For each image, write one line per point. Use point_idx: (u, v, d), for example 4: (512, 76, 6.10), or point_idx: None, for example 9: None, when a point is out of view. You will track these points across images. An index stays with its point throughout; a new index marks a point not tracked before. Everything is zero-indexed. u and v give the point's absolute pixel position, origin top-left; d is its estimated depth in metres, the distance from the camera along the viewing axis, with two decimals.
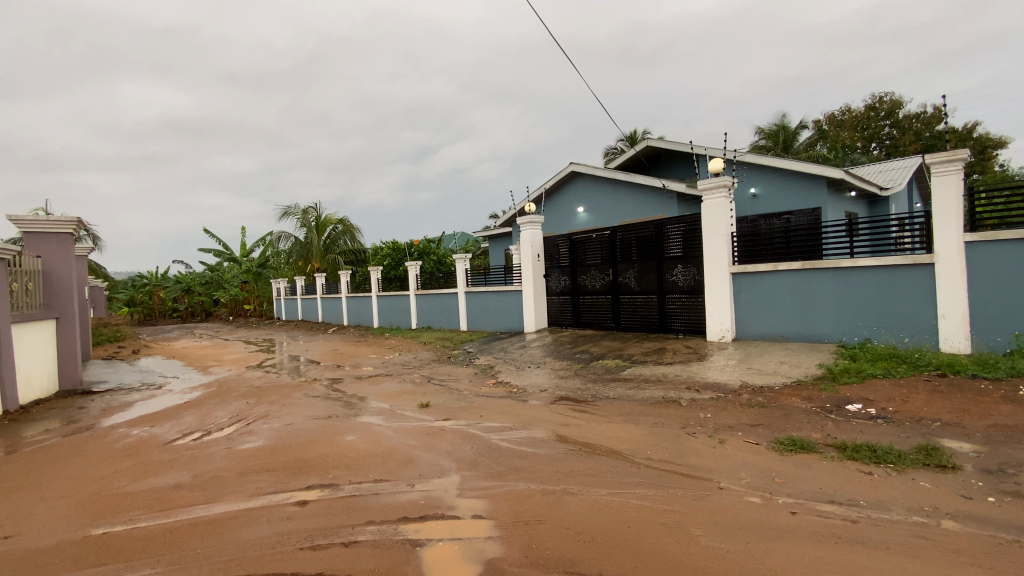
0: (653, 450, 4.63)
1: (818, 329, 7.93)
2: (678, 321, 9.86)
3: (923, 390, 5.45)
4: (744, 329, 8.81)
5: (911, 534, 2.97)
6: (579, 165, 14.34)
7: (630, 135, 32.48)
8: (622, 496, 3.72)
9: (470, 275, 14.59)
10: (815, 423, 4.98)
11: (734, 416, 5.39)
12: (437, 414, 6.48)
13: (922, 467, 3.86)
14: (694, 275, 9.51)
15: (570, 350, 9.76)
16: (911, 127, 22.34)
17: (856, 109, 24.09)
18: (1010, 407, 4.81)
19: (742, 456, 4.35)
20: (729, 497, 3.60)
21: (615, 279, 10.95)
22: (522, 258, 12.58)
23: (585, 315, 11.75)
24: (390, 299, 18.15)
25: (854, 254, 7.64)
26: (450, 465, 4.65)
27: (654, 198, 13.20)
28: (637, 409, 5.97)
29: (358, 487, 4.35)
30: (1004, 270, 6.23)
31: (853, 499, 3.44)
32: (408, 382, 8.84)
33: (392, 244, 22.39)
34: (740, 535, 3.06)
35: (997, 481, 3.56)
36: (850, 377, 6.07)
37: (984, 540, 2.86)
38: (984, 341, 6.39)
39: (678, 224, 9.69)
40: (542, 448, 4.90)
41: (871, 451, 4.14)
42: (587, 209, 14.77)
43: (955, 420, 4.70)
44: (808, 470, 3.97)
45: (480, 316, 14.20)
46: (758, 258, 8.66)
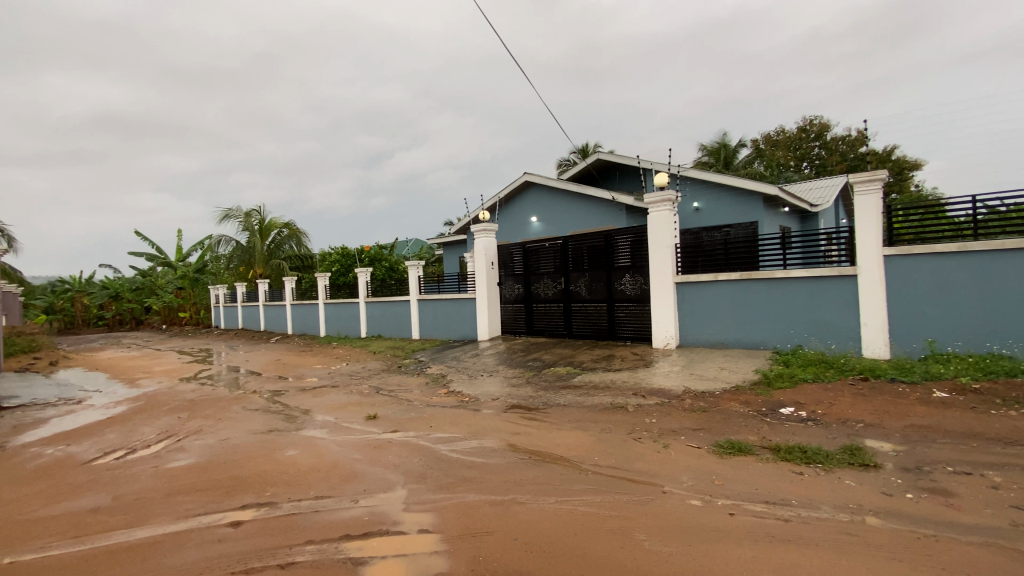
0: (601, 456, 4.68)
1: (755, 336, 8.35)
2: (627, 329, 10.10)
3: (847, 393, 5.84)
4: (688, 337, 9.15)
5: (838, 530, 3.15)
6: (533, 175, 14.49)
7: (581, 146, 33.25)
8: (569, 503, 3.73)
9: (423, 282, 14.39)
10: (752, 426, 5.21)
11: (677, 421, 5.56)
12: (384, 426, 6.29)
13: (847, 466, 4.11)
14: (642, 284, 9.79)
15: (522, 358, 9.79)
16: (838, 148, 24.12)
17: (789, 130, 25.74)
18: (922, 409, 5.22)
19: (685, 459, 4.48)
20: (673, 501, 3.69)
21: (567, 288, 11.11)
22: (475, 266, 12.52)
23: (537, 323, 11.84)
24: (339, 307, 17.59)
25: (787, 266, 8.10)
26: (397, 478, 4.52)
27: (604, 209, 13.52)
28: (587, 416, 6.05)
29: (298, 505, 4.13)
30: (917, 282, 6.81)
31: (785, 499, 3.62)
32: (355, 393, 8.55)
33: (342, 250, 21.63)
34: (681, 538, 3.14)
35: (914, 478, 3.84)
36: (783, 382, 6.42)
37: (905, 535, 3.06)
38: (901, 347, 6.95)
39: (627, 234, 9.97)
40: (491, 458, 4.85)
41: (802, 452, 4.38)
42: (540, 219, 14.93)
43: (876, 422, 5.05)
44: (745, 471, 4.15)
45: (433, 324, 13.99)
46: (700, 268, 9.02)
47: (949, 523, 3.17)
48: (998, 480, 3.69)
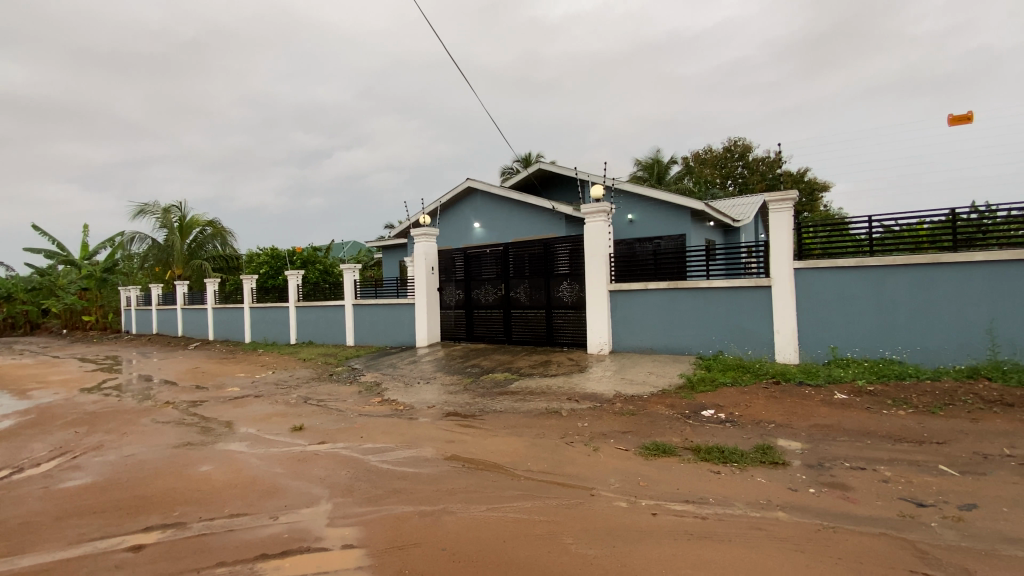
0: (534, 462, 4.72)
1: (681, 342, 8.78)
2: (564, 335, 10.30)
3: (761, 396, 6.28)
4: (620, 342, 9.46)
5: (749, 526, 3.35)
6: (476, 181, 14.48)
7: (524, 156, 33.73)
8: (500, 511, 3.72)
9: (359, 287, 13.95)
10: (677, 428, 5.47)
11: (608, 424, 5.72)
12: (311, 437, 6.01)
13: (759, 464, 4.40)
14: (579, 292, 10.04)
15: (460, 364, 9.73)
16: (758, 169, 26.00)
17: (716, 150, 27.47)
18: (825, 409, 5.71)
19: (613, 462, 4.60)
20: (600, 503, 3.78)
21: (507, 294, 11.17)
22: (415, 271, 12.27)
23: (476, 329, 11.80)
24: (267, 311, 16.65)
25: (710, 276, 8.60)
26: (322, 492, 4.31)
27: (544, 218, 13.75)
28: (522, 421, 6.08)
29: (210, 524, 3.84)
30: (822, 294, 7.46)
31: (703, 497, 3.82)
32: (280, 403, 8.09)
33: (271, 251, 20.54)
34: (607, 540, 3.21)
35: (817, 473, 4.18)
36: (705, 386, 6.78)
37: (807, 527, 3.32)
38: (808, 353, 7.58)
39: (565, 242, 10.19)
40: (423, 467, 4.75)
41: (720, 452, 4.64)
42: (482, 225, 14.94)
43: (785, 422, 5.45)
44: (668, 471, 4.34)
45: (369, 330, 13.58)
46: (632, 277, 9.37)
47: (846, 515, 3.46)
48: (887, 474, 4.09)
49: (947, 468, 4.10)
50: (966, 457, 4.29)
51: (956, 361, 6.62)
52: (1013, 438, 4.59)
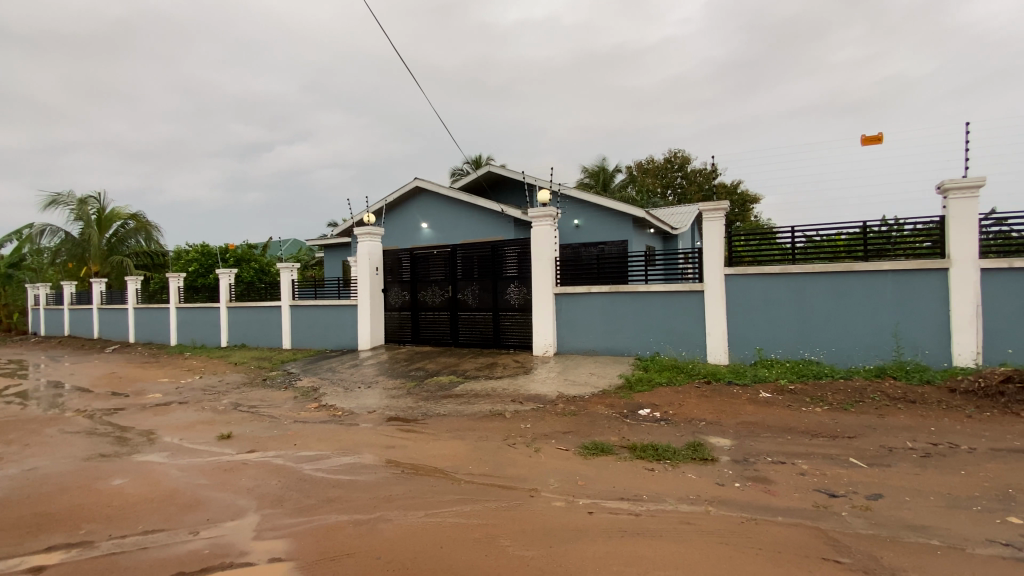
0: (475, 465, 4.69)
1: (622, 344, 9.04)
2: (511, 337, 10.35)
3: (695, 395, 6.57)
4: (563, 344, 9.62)
5: (680, 521, 3.49)
6: (424, 180, 14.28)
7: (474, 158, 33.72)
8: (438, 516, 3.66)
9: (298, 287, 13.37)
10: (615, 427, 5.63)
11: (550, 425, 5.79)
12: (240, 446, 5.68)
13: (691, 461, 4.60)
14: (526, 294, 10.12)
15: (404, 367, 9.53)
16: (696, 180, 27.29)
17: (657, 160, 28.59)
18: (751, 407, 6.05)
19: (554, 462, 4.66)
20: (539, 504, 3.81)
21: (454, 296, 11.09)
22: (358, 271, 11.86)
23: (422, 331, 11.61)
24: (196, 312, 15.63)
25: (649, 280, 8.92)
26: (250, 503, 4.09)
27: (493, 220, 13.77)
28: (464, 424, 6.04)
29: (121, 542, 3.54)
30: (750, 298, 7.93)
31: (637, 494, 3.93)
32: (207, 410, 7.60)
33: (202, 248, 19.28)
34: (544, 540, 3.24)
35: (742, 468, 4.42)
36: (643, 386, 7.02)
37: (732, 520, 3.49)
38: (737, 354, 8.02)
39: (513, 245, 10.25)
40: (361, 474, 4.60)
41: (654, 450, 4.81)
42: (430, 226, 14.75)
43: (715, 419, 5.73)
44: (606, 470, 4.44)
45: (308, 332, 13.03)
46: (576, 280, 9.55)
47: (766, 507, 3.68)
48: (804, 467, 4.38)
49: (856, 460, 4.45)
50: (873, 450, 4.68)
51: (866, 361, 7.22)
52: (912, 431, 5.06)
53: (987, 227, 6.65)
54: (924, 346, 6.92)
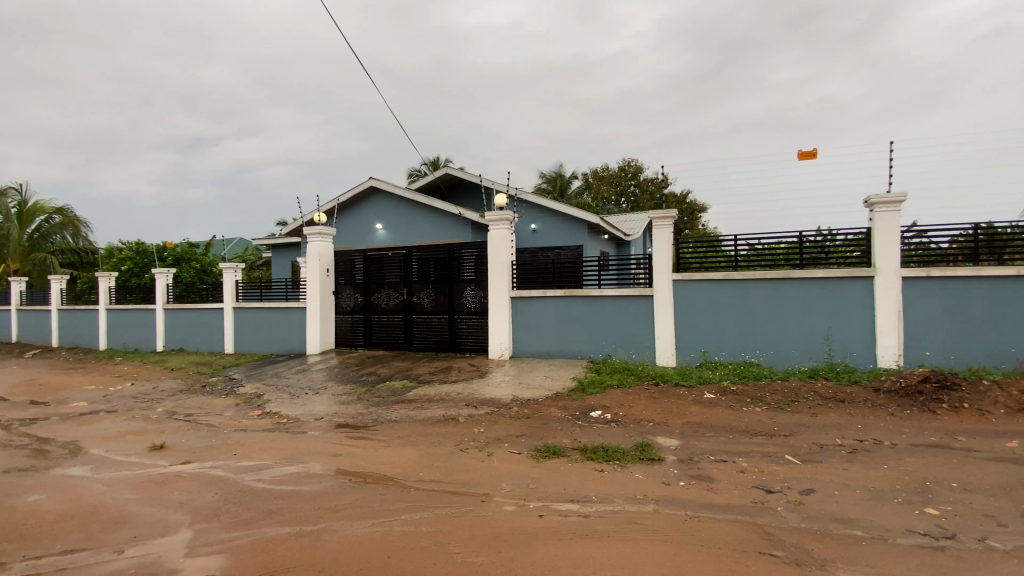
0: (425, 471, 4.61)
1: (575, 347, 9.17)
2: (467, 340, 10.29)
3: (644, 397, 6.74)
4: (519, 347, 9.66)
5: (627, 520, 3.56)
6: (379, 181, 13.99)
7: (432, 159, 33.42)
8: (386, 525, 3.58)
9: (242, 288, 12.76)
10: (567, 429, 5.68)
11: (503, 429, 5.79)
12: (174, 457, 5.34)
13: (639, 461, 4.71)
14: (482, 298, 10.09)
15: (355, 372, 9.28)
16: (648, 189, 28.14)
17: (612, 168, 29.29)
18: (697, 407, 6.29)
19: (506, 466, 4.65)
20: (490, 509, 3.79)
21: (408, 299, 10.91)
22: (308, 272, 11.44)
23: (374, 335, 11.35)
24: (129, 314, 14.63)
25: (603, 285, 9.09)
26: (183, 518, 3.85)
27: (450, 223, 13.66)
28: (416, 430, 5.94)
29: (33, 565, 3.24)
30: (695, 303, 8.24)
31: (587, 495, 3.99)
32: (138, 419, 7.10)
33: (137, 246, 18.09)
34: (493, 546, 3.22)
35: (686, 467, 4.57)
36: (595, 388, 7.14)
37: (678, 518, 3.60)
38: (684, 356, 8.31)
39: (470, 248, 10.21)
40: (306, 484, 4.42)
41: (604, 451, 4.90)
42: (385, 227, 14.46)
43: (663, 420, 5.91)
44: (556, 473, 4.48)
45: (252, 336, 12.46)
46: (532, 284, 9.62)
47: (708, 505, 3.81)
48: (744, 465, 4.58)
49: (791, 457, 4.70)
50: (807, 447, 4.95)
51: (801, 363, 7.65)
52: (841, 429, 5.40)
53: (909, 239, 7.19)
54: (853, 348, 7.40)
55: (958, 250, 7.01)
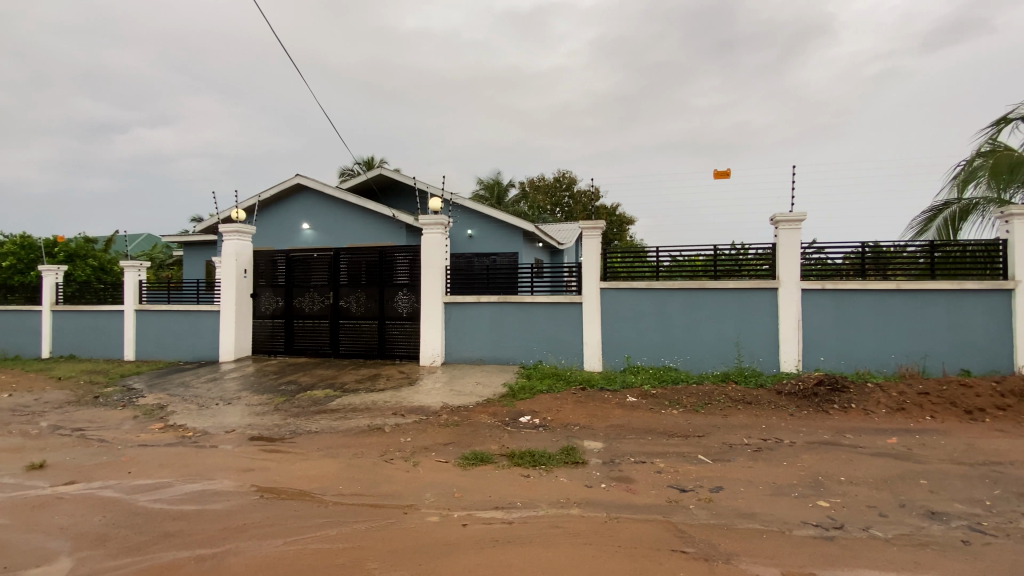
0: (345, 484, 4.42)
1: (506, 353, 9.23)
2: (397, 346, 10.04)
3: (571, 401, 6.89)
4: (450, 353, 9.56)
5: (550, 525, 3.61)
6: (306, 179, 13.37)
7: (367, 159, 32.51)
8: (299, 543, 3.38)
9: (148, 289, 11.68)
10: (496, 435, 5.68)
11: (430, 437, 5.68)
12: (57, 478, 4.75)
13: (564, 465, 4.81)
14: (414, 302, 9.90)
15: (273, 380, 8.75)
16: (582, 200, 29.02)
17: (548, 179, 29.93)
18: (620, 411, 6.51)
19: (431, 476, 4.57)
20: (412, 521, 3.70)
21: (336, 303, 10.48)
22: (224, 273, 10.66)
23: (297, 340, 10.79)
24: (8, 316, 12.91)
25: (535, 292, 9.19)
26: (62, 545, 3.43)
27: (382, 225, 13.32)
28: (338, 441, 5.69)
29: None
30: (621, 311, 8.57)
31: (512, 502, 4.00)
32: (14, 435, 6.26)
33: (21, 239, 16.04)
34: (413, 559, 3.14)
35: (609, 469, 4.72)
36: (525, 393, 7.21)
37: (599, 521, 3.70)
38: (610, 361, 8.61)
39: (403, 252, 10.00)
40: (211, 503, 4.09)
41: (531, 456, 4.95)
42: (313, 227, 13.82)
43: (588, 424, 6.07)
44: (482, 480, 4.46)
45: (158, 342, 11.42)
46: (465, 290, 9.56)
47: (627, 505, 3.96)
48: (661, 465, 4.79)
49: (704, 457, 4.98)
50: (718, 446, 5.28)
51: (715, 367, 8.17)
52: (748, 429, 5.81)
53: (809, 255, 7.88)
54: (759, 354, 8.00)
55: (850, 266, 7.77)
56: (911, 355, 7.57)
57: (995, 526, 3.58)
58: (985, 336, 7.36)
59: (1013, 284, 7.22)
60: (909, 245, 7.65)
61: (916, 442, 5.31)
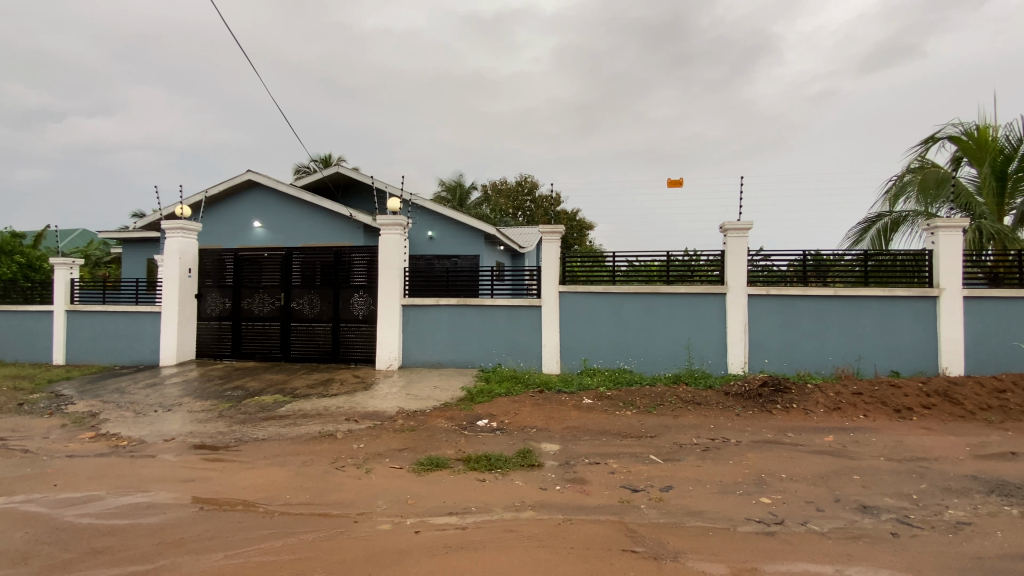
0: (293, 493, 4.27)
1: (465, 356, 9.18)
2: (352, 350, 9.81)
3: (529, 404, 6.93)
4: (408, 356, 9.42)
5: (503, 529, 3.60)
6: (258, 175, 12.87)
7: (325, 156, 31.58)
8: (241, 556, 3.23)
9: (81, 289, 10.92)
10: (452, 440, 5.64)
11: (384, 443, 5.57)
12: None
13: (519, 468, 4.82)
14: (371, 305, 9.71)
15: (219, 386, 8.35)
16: (543, 205, 29.28)
17: (510, 183, 30.06)
18: (576, 413, 6.60)
19: (384, 482, 4.48)
20: (363, 529, 3.61)
21: (288, 305, 10.13)
22: (166, 272, 10.11)
23: (245, 344, 10.35)
24: None
25: (495, 295, 9.18)
26: None
27: (339, 225, 12.99)
28: (287, 448, 5.50)
29: None
30: (579, 315, 8.70)
31: (466, 507, 3.97)
32: None
33: None
34: (362, 569, 3.06)
35: (564, 471, 4.77)
36: (483, 397, 7.18)
37: (552, 523, 3.73)
38: (567, 364, 8.72)
39: (359, 253, 9.79)
40: (146, 516, 3.85)
41: (486, 460, 4.93)
42: (265, 226, 13.32)
43: (545, 426, 6.11)
44: (437, 486, 4.40)
45: (92, 345, 10.69)
46: (424, 292, 9.44)
47: (580, 507, 4.01)
48: (614, 466, 4.89)
49: (655, 457, 5.11)
50: (669, 446, 5.43)
51: (667, 370, 8.41)
52: (697, 429, 6.00)
53: (756, 261, 8.25)
54: (709, 356, 8.30)
55: (793, 273, 8.18)
56: (846, 357, 8.04)
57: (920, 518, 3.85)
58: (913, 340, 7.91)
59: (937, 291, 7.79)
60: (846, 254, 8.13)
61: (850, 440, 5.64)
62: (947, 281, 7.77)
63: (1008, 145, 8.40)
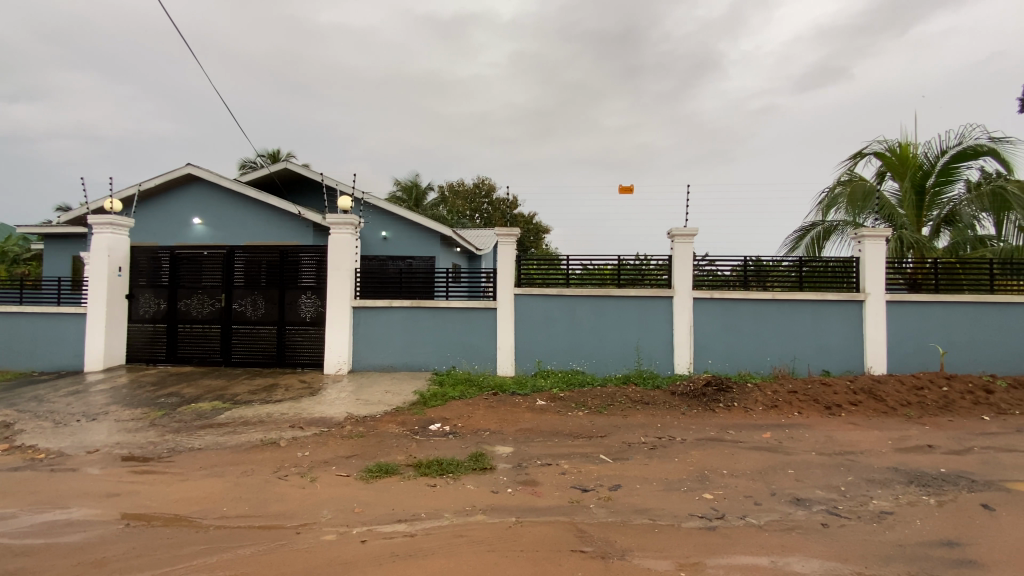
0: (231, 506, 4.06)
1: (418, 359, 9.05)
2: (299, 353, 9.47)
3: (482, 407, 6.90)
4: (358, 359, 9.17)
5: (453, 534, 3.56)
6: (198, 169, 12.20)
7: (274, 151, 30.31)
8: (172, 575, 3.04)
9: None
10: (403, 445, 5.53)
11: (331, 450, 5.40)
12: None
13: (472, 471, 4.79)
14: (319, 307, 9.40)
15: (151, 392, 7.84)
16: (500, 208, 29.36)
17: (467, 184, 29.98)
18: (529, 415, 6.63)
19: (330, 491, 4.33)
20: (306, 541, 3.48)
21: (229, 306, 9.65)
22: (93, 271, 9.40)
23: (182, 347, 9.77)
24: None
25: (449, 297, 9.10)
26: None
27: (287, 224, 12.52)
28: (225, 458, 5.23)
29: None
30: (532, 317, 8.76)
31: (415, 513, 3.90)
32: None
33: None
34: None
35: (516, 473, 4.79)
36: (436, 401, 7.10)
37: (503, 526, 3.73)
38: (521, 366, 8.76)
39: (307, 253, 9.46)
40: (64, 535, 3.55)
41: (438, 465, 4.87)
42: (205, 223, 12.65)
43: (498, 429, 6.11)
44: (385, 492, 4.31)
45: (5, 349, 9.78)
46: (376, 294, 9.24)
47: (531, 509, 4.03)
48: (565, 467, 4.95)
49: (605, 457, 5.21)
50: (618, 446, 5.55)
51: (618, 370, 8.60)
52: (645, 428, 6.17)
53: (702, 266, 8.58)
54: (657, 357, 8.56)
55: (736, 277, 8.57)
56: (783, 358, 8.50)
57: (847, 509, 4.11)
58: (842, 341, 8.45)
59: (863, 296, 8.37)
60: (784, 260, 8.60)
61: (786, 436, 5.96)
62: (872, 286, 8.37)
63: (926, 161, 9.14)
